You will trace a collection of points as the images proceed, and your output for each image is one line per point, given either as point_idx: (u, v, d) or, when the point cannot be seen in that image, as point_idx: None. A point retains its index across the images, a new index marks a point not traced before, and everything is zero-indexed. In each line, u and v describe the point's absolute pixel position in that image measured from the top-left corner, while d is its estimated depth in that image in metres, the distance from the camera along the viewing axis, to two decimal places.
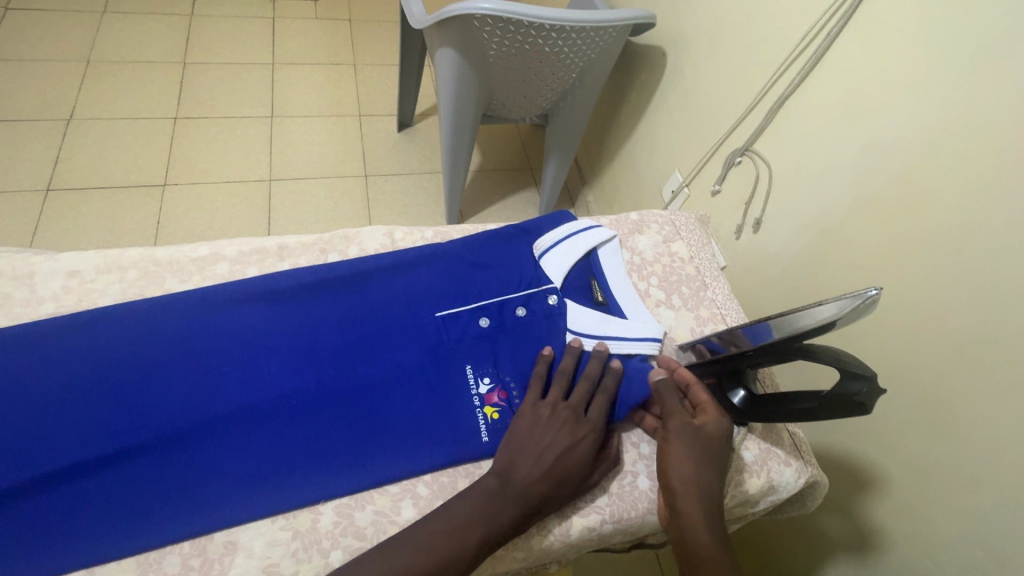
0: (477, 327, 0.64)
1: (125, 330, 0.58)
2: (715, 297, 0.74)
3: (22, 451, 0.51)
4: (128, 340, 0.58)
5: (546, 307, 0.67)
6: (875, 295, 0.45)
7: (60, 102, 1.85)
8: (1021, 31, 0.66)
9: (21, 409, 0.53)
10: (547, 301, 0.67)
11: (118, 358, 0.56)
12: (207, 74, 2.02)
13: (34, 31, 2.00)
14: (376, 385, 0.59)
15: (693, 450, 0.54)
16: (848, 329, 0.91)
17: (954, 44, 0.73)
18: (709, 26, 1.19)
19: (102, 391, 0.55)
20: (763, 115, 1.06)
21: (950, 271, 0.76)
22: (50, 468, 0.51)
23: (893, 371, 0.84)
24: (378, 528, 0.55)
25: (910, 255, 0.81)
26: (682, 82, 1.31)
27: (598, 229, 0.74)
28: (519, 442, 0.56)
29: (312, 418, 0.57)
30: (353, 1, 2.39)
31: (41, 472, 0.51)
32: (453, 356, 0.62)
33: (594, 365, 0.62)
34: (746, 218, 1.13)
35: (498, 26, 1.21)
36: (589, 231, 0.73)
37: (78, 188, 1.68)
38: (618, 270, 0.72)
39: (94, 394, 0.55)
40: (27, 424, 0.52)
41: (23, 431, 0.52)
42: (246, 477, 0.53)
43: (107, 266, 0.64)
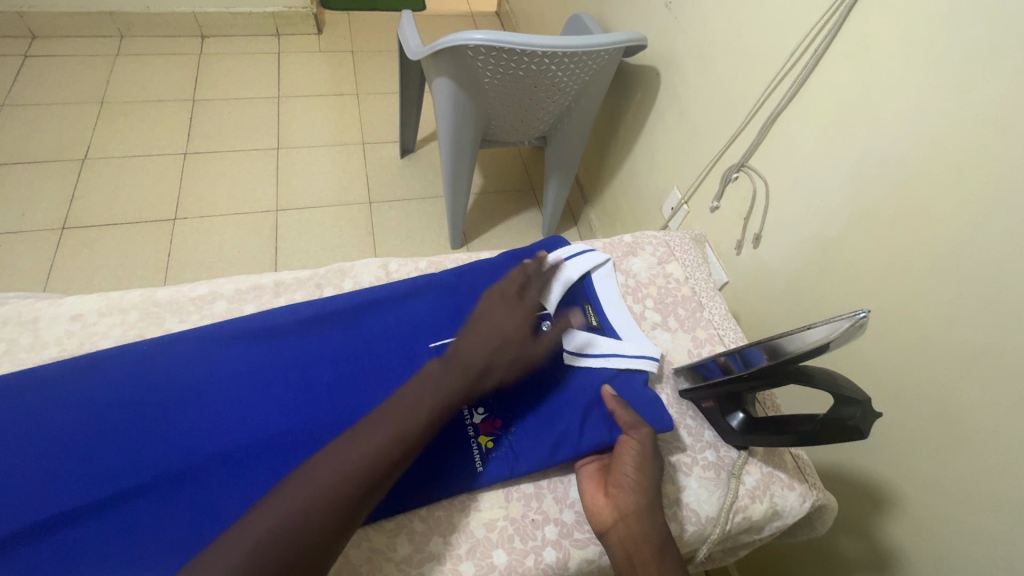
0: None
1: (125, 372, 0.59)
2: (711, 318, 0.74)
3: (19, 496, 0.52)
4: (127, 382, 0.59)
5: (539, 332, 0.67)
6: (864, 318, 0.45)
7: (75, 143, 1.92)
8: (1006, 42, 0.66)
9: (22, 454, 0.54)
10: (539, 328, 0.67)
11: (118, 400, 0.58)
12: (215, 110, 2.09)
13: (51, 76, 2.09)
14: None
15: (645, 462, 0.56)
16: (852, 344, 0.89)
17: (940, 57, 0.73)
18: (699, 45, 1.21)
19: (102, 434, 0.56)
20: (758, 132, 1.06)
21: (953, 283, 0.75)
22: (51, 512, 0.51)
23: (901, 386, 0.82)
24: (373, 565, 0.53)
25: (910, 267, 0.80)
26: (677, 101, 1.32)
27: (590, 253, 0.74)
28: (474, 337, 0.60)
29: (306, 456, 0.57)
30: (355, 34, 2.46)
31: (43, 517, 0.51)
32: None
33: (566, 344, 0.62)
34: (746, 233, 1.13)
35: (491, 55, 1.24)
36: (581, 256, 0.74)
37: (91, 226, 1.73)
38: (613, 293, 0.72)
39: (93, 436, 0.55)
40: (28, 471, 0.53)
41: (24, 477, 0.53)
42: (238, 518, 0.53)
43: (108, 308, 0.66)
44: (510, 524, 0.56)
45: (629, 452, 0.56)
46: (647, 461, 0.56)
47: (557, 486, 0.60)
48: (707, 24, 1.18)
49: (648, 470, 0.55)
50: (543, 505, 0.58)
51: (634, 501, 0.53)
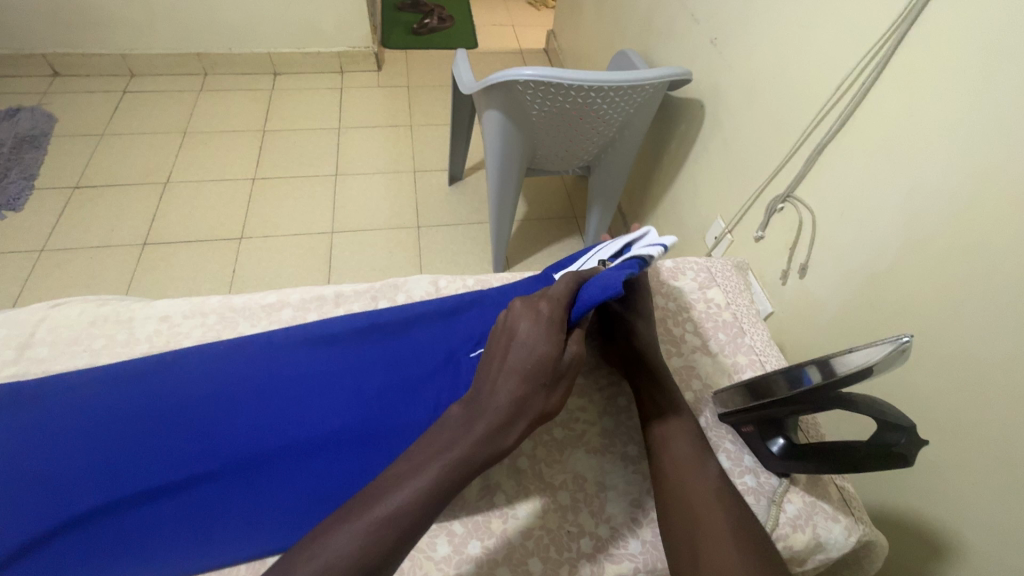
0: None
1: (203, 368, 0.66)
2: (752, 343, 0.74)
3: (98, 476, 0.57)
4: (203, 377, 0.65)
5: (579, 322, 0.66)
6: (908, 342, 0.45)
7: (160, 169, 2.12)
8: None
9: (111, 435, 0.60)
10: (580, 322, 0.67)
11: (195, 393, 0.63)
12: (282, 139, 2.26)
13: (144, 109, 2.33)
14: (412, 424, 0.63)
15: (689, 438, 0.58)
16: (905, 379, 0.86)
17: (992, 90, 0.73)
18: (744, 80, 1.23)
19: (179, 421, 0.61)
20: (803, 163, 1.06)
21: (1012, 320, 0.72)
22: (134, 489, 0.57)
23: (959, 424, 0.79)
24: (414, 563, 0.53)
25: (965, 302, 0.78)
26: (721, 133, 1.34)
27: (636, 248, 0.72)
28: (492, 357, 0.56)
29: (355, 454, 0.61)
30: (411, 71, 2.62)
31: (126, 493, 0.57)
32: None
33: (560, 288, 0.59)
34: (791, 263, 1.12)
35: (540, 90, 1.31)
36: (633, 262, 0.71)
37: (169, 242, 1.90)
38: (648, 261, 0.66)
39: (171, 423, 0.61)
40: (114, 450, 0.59)
41: (111, 455, 0.59)
42: (292, 510, 0.59)
43: (192, 312, 0.73)
44: (546, 535, 0.56)
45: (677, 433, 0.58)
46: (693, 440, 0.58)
47: (593, 499, 0.59)
48: (752, 58, 1.20)
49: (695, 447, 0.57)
50: (579, 519, 0.57)
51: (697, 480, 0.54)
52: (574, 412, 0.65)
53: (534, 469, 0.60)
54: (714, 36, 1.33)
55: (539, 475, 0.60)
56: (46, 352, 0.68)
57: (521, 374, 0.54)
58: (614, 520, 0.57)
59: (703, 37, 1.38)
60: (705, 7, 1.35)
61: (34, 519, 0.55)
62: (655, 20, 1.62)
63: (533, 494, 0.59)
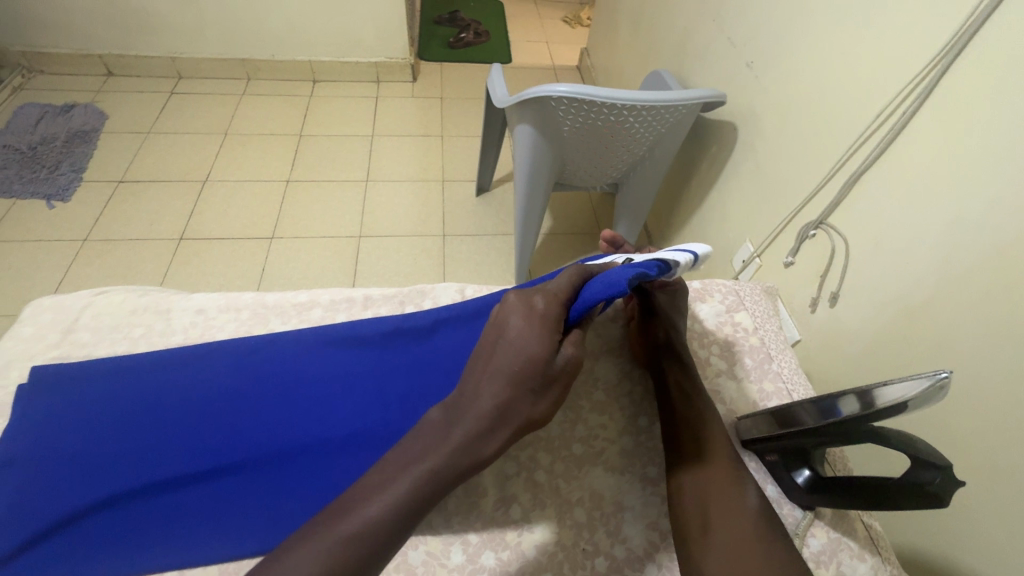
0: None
1: (233, 363, 0.68)
2: (780, 371, 0.72)
3: (131, 460, 0.60)
4: (234, 371, 0.67)
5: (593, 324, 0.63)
6: (946, 378, 0.43)
7: (200, 167, 2.20)
8: None
9: (144, 422, 0.62)
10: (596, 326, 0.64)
11: (225, 386, 0.65)
12: (317, 144, 2.33)
13: (188, 110, 2.43)
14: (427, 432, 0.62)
15: (721, 462, 0.55)
16: (941, 418, 0.83)
17: None
18: (780, 104, 1.22)
19: (208, 413, 0.63)
20: (838, 190, 1.05)
21: None
22: (160, 477, 0.59)
23: (997, 469, 0.75)
24: (428, 569, 0.53)
25: (1006, 342, 0.75)
26: (754, 156, 1.33)
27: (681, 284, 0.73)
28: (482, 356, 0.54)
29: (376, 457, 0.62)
30: (445, 83, 2.68)
31: (153, 480, 0.59)
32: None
33: (561, 285, 0.57)
34: (822, 291, 1.10)
35: (573, 106, 1.32)
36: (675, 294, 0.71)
37: (203, 238, 1.96)
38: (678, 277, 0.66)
39: (200, 415, 0.63)
40: (146, 437, 0.61)
41: (143, 441, 0.61)
42: (312, 509, 0.59)
43: (227, 306, 0.76)
44: (561, 551, 0.55)
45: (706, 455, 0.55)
46: (726, 464, 0.55)
47: (610, 519, 0.58)
48: (789, 83, 1.19)
49: (727, 472, 0.54)
50: (595, 538, 0.56)
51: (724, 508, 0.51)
52: (594, 429, 0.64)
53: (551, 483, 0.60)
54: (750, 59, 1.33)
55: (556, 490, 0.59)
56: (88, 337, 0.70)
57: (509, 376, 0.51)
58: (631, 542, 0.56)
59: (740, 61, 1.38)
60: (742, 31, 1.36)
61: (69, 499, 0.57)
62: (691, 42, 1.62)
63: (548, 510, 0.58)
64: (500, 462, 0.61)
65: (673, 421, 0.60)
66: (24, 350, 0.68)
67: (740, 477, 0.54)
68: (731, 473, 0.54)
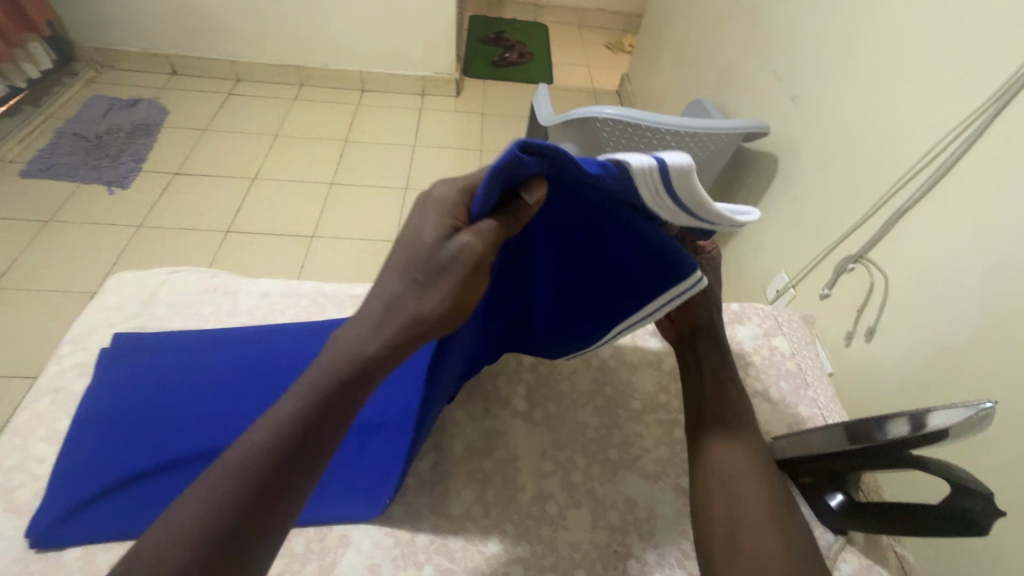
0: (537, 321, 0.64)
1: (294, 347, 0.71)
2: (816, 397, 0.73)
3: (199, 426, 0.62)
4: (294, 355, 0.70)
5: (618, 298, 0.60)
6: (988, 408, 0.44)
7: (250, 165, 2.31)
8: None
9: (209, 394, 0.65)
10: (618, 298, 0.60)
11: (285, 367, 0.69)
12: (361, 150, 2.42)
13: (243, 111, 2.56)
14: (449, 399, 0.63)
15: (752, 454, 0.55)
16: (977, 461, 0.82)
17: None
18: (823, 138, 1.24)
19: (268, 391, 0.66)
20: (880, 226, 1.05)
21: None
22: (215, 445, 0.60)
23: None
24: (466, 555, 0.55)
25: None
26: (793, 187, 1.34)
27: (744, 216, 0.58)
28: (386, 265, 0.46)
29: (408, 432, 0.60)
30: (487, 99, 2.76)
31: (208, 447, 0.60)
32: (496, 319, 0.62)
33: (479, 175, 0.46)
34: (858, 325, 1.09)
35: (618, 127, 1.35)
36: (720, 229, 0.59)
37: (248, 232, 2.05)
38: (686, 213, 0.54)
39: (261, 391, 0.66)
40: (208, 408, 0.63)
41: (205, 411, 0.63)
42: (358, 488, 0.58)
43: (289, 293, 0.80)
44: (594, 549, 0.57)
45: (738, 446, 0.55)
46: (756, 456, 0.55)
47: (642, 523, 0.59)
48: (832, 119, 1.21)
49: (759, 463, 0.54)
50: (628, 541, 0.58)
51: (755, 497, 0.52)
52: (631, 437, 0.66)
53: (586, 485, 0.62)
54: (795, 93, 1.35)
55: (591, 491, 0.61)
56: (163, 310, 0.76)
57: (393, 285, 0.44)
58: (663, 549, 0.58)
59: (784, 94, 1.40)
60: (789, 65, 1.38)
61: (129, 458, 0.58)
62: (736, 73, 1.65)
63: (584, 509, 0.60)
64: (537, 460, 0.63)
65: (710, 413, 0.59)
66: (107, 318, 0.73)
67: (772, 479, 0.54)
68: (762, 465, 0.54)
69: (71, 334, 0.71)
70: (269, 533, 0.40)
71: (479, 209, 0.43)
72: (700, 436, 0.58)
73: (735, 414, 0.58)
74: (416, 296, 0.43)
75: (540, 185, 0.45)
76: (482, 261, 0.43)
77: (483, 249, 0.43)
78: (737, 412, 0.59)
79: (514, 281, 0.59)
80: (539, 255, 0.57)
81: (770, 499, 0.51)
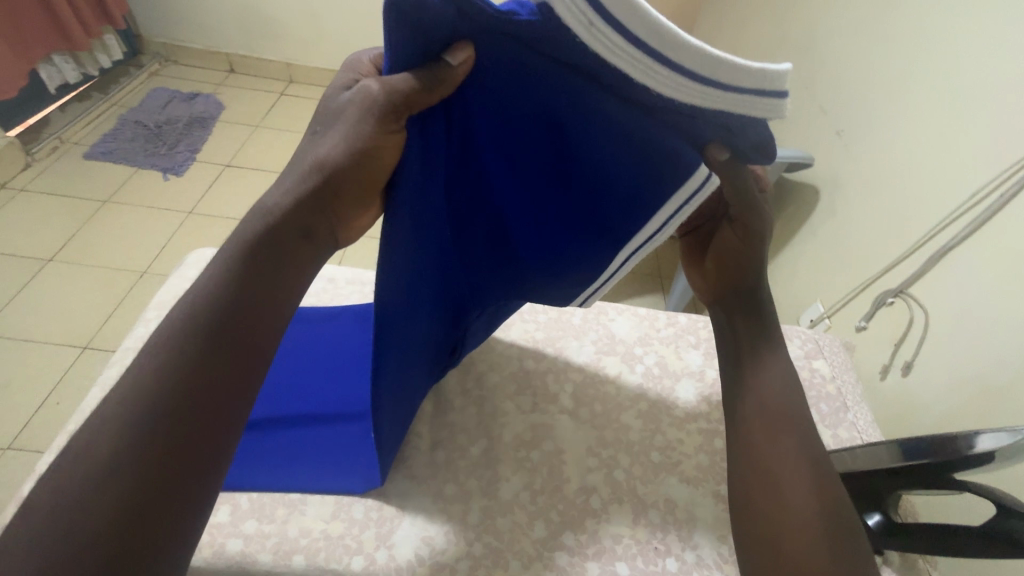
0: (521, 252, 0.59)
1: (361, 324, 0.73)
2: (855, 421, 0.75)
3: (274, 393, 0.66)
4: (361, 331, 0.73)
5: (608, 212, 0.53)
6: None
7: None
8: None
9: (284, 364, 0.69)
10: (604, 211, 0.53)
11: (352, 343, 0.71)
12: None
13: (294, 111, 2.67)
14: (419, 330, 0.58)
15: (796, 454, 0.52)
16: None
17: None
18: (867, 172, 1.25)
19: (336, 367, 0.70)
20: (923, 262, 1.06)
21: None
22: (289, 414, 0.65)
23: None
24: (513, 536, 0.58)
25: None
26: (834, 219, 1.36)
27: (776, 81, 0.41)
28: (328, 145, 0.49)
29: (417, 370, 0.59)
30: None
31: (283, 414, 0.64)
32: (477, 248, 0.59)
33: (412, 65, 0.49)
34: (895, 359, 1.10)
35: None
36: (751, 114, 0.43)
37: None
38: (660, 67, 0.39)
39: (331, 367, 0.70)
40: (283, 377, 0.68)
41: (280, 381, 0.68)
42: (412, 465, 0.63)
43: (353, 280, 0.85)
44: (634, 543, 0.59)
45: (780, 446, 0.52)
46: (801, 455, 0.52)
47: (682, 524, 0.61)
48: (878, 155, 1.23)
49: (803, 465, 0.51)
50: (667, 539, 0.60)
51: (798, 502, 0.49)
52: (672, 442, 0.69)
53: (629, 483, 0.64)
54: (841, 127, 1.37)
55: (634, 490, 0.64)
56: None
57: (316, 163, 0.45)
58: (701, 551, 0.59)
59: (829, 128, 1.42)
60: (835, 100, 1.40)
61: None
62: None
63: (626, 504, 0.62)
64: (583, 456, 0.66)
65: (750, 409, 0.56)
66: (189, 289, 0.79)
67: (818, 466, 0.51)
68: (807, 467, 0.51)
69: (156, 301, 0.77)
70: (231, 395, 0.39)
71: (388, 68, 0.43)
72: (740, 434, 0.55)
73: (776, 410, 0.55)
74: (336, 163, 0.44)
75: (465, 48, 0.41)
76: (399, 118, 0.43)
77: (394, 98, 0.42)
78: (779, 407, 0.55)
79: (524, 207, 0.54)
80: (505, 180, 0.53)
81: (814, 504, 0.49)
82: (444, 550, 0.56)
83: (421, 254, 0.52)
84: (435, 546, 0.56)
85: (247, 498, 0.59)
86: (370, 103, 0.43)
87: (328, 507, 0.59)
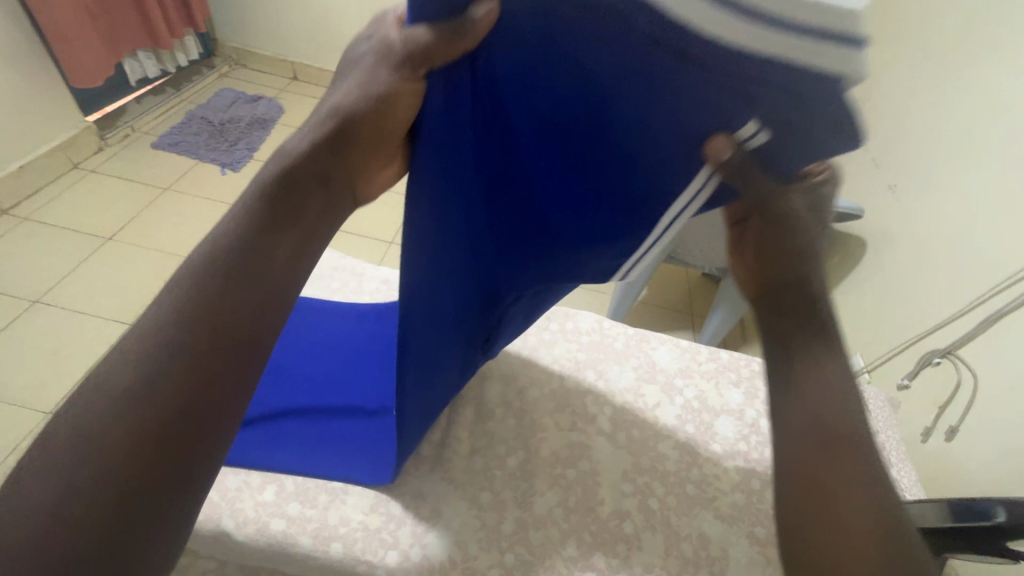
0: (558, 231, 0.50)
1: None
2: (899, 477, 0.73)
3: (330, 384, 0.70)
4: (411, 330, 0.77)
5: (651, 184, 0.43)
6: None
7: None
8: None
9: (340, 357, 0.73)
10: (644, 179, 0.43)
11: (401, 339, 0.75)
12: None
13: None
14: (433, 301, 0.51)
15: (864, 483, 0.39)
16: None
17: None
18: (918, 229, 1.24)
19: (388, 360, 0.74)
20: (974, 325, 1.03)
21: None
22: (343, 403, 0.68)
23: None
24: (545, 552, 0.58)
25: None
26: (880, 274, 1.34)
27: (845, 14, 0.30)
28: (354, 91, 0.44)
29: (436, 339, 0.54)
30: None
31: (338, 404, 0.68)
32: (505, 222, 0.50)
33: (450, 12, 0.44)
34: (938, 422, 1.06)
35: None
36: (817, 63, 0.31)
37: None
38: None
39: (384, 360, 0.73)
40: (339, 369, 0.72)
41: (336, 371, 0.72)
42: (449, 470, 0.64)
43: None
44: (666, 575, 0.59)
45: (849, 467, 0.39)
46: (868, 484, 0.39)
47: (714, 561, 0.61)
48: (931, 212, 1.21)
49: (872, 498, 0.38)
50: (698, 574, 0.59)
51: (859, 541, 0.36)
52: (709, 477, 0.68)
53: (662, 513, 0.64)
54: (894, 182, 1.36)
55: (667, 520, 0.63)
56: None
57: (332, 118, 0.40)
58: None
59: (882, 181, 1.41)
60: (890, 154, 1.40)
61: (276, 401, 0.67)
62: None
63: (659, 534, 0.62)
64: (618, 480, 0.66)
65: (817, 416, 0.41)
66: None
67: (887, 515, 0.37)
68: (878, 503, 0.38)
69: None
70: (221, 386, 0.34)
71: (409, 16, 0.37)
72: (789, 438, 0.41)
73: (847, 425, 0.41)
74: (348, 120, 0.39)
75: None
76: (417, 69, 0.37)
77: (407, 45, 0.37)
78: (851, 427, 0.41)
79: (558, 168, 0.44)
80: (538, 146, 0.43)
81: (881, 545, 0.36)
82: (476, 557, 0.57)
83: (427, 222, 0.45)
84: (467, 552, 0.57)
85: (291, 481, 0.61)
86: (388, 53, 0.39)
87: (366, 499, 0.60)
